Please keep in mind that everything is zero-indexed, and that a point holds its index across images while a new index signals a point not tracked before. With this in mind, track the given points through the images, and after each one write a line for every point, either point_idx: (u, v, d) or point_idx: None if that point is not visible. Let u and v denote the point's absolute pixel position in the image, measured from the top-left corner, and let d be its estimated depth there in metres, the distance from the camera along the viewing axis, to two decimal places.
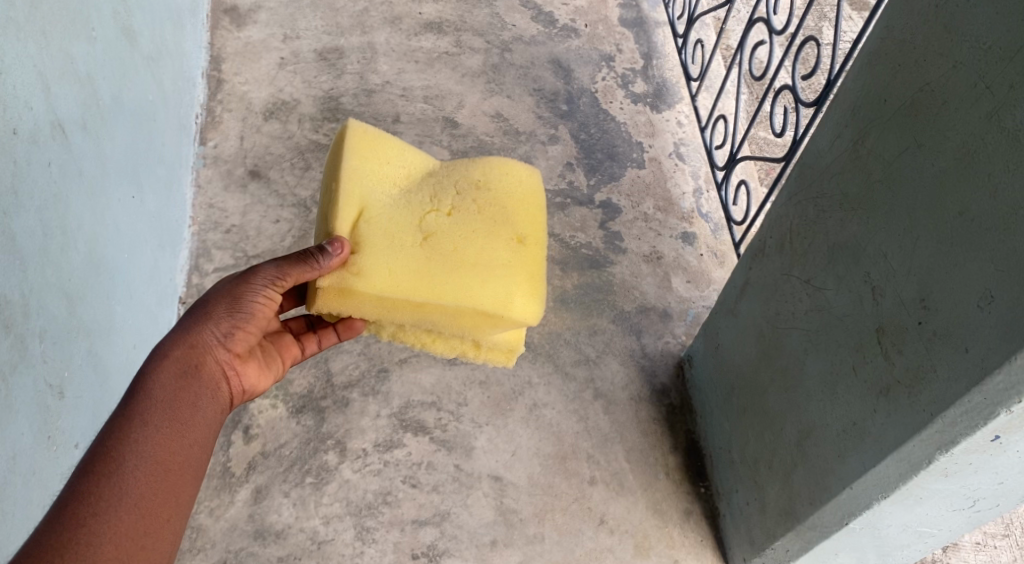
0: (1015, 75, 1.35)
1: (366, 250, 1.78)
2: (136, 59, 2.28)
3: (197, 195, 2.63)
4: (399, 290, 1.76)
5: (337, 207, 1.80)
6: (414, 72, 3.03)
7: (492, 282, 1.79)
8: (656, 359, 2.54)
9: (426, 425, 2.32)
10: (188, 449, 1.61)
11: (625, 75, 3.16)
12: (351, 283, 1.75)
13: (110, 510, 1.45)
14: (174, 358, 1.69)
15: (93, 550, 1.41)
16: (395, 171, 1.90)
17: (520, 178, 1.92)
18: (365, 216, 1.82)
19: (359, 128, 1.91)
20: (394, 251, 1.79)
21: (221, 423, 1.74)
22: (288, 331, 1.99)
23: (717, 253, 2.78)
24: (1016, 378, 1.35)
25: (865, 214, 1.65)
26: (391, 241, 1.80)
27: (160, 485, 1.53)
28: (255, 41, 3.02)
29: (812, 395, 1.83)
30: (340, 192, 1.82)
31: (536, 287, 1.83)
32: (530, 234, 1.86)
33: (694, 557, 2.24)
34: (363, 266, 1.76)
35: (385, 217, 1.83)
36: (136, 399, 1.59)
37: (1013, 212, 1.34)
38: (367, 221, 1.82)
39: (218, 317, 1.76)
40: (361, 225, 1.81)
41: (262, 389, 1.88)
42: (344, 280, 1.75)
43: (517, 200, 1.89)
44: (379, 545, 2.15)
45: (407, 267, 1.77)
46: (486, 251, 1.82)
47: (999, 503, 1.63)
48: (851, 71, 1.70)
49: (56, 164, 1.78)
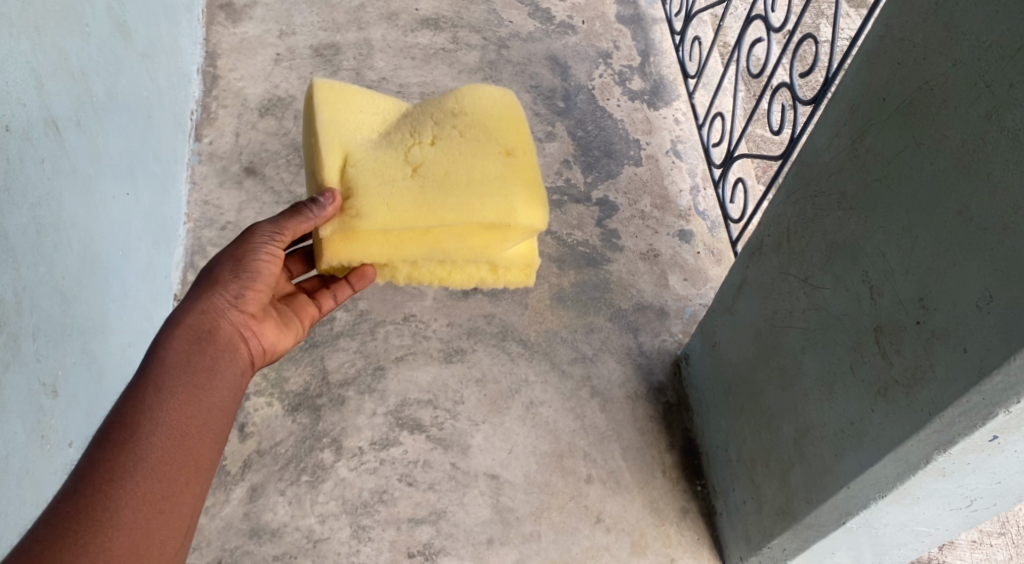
0: (1015, 74, 1.34)
1: (361, 188, 1.80)
2: (131, 55, 2.26)
3: (192, 191, 2.62)
4: (404, 218, 1.78)
5: (322, 157, 1.83)
6: (411, 69, 3.02)
7: (492, 195, 1.81)
8: (653, 357, 2.53)
9: (423, 423, 2.32)
10: (205, 414, 1.62)
11: (622, 72, 3.15)
12: (353, 223, 1.78)
13: (129, 475, 1.46)
14: (186, 326, 1.71)
15: (111, 514, 1.42)
16: (369, 117, 1.94)
17: (493, 99, 1.95)
18: (351, 161, 1.85)
19: (325, 85, 1.95)
20: (390, 185, 1.81)
21: (243, 385, 1.76)
22: (302, 292, 2.03)
23: (713, 251, 2.77)
24: (1015, 378, 1.34)
25: (862, 213, 1.65)
26: (382, 178, 1.82)
27: (181, 446, 1.55)
28: (251, 37, 3.00)
29: (809, 395, 1.82)
30: (321, 142, 1.85)
31: (540, 192, 1.85)
32: (517, 145, 1.89)
33: (690, 555, 2.24)
34: (361, 206, 1.78)
35: (370, 159, 1.85)
36: (150, 367, 1.61)
37: (1013, 212, 1.34)
38: (353, 163, 1.84)
39: (227, 281, 1.79)
40: (349, 170, 1.83)
41: (282, 348, 1.92)
42: (349, 222, 1.78)
43: (495, 119, 1.92)
44: (375, 543, 2.15)
45: (405, 209, 1.78)
46: (478, 168, 1.84)
47: (995, 502, 1.63)
48: (850, 69, 1.70)
49: (49, 161, 1.76)
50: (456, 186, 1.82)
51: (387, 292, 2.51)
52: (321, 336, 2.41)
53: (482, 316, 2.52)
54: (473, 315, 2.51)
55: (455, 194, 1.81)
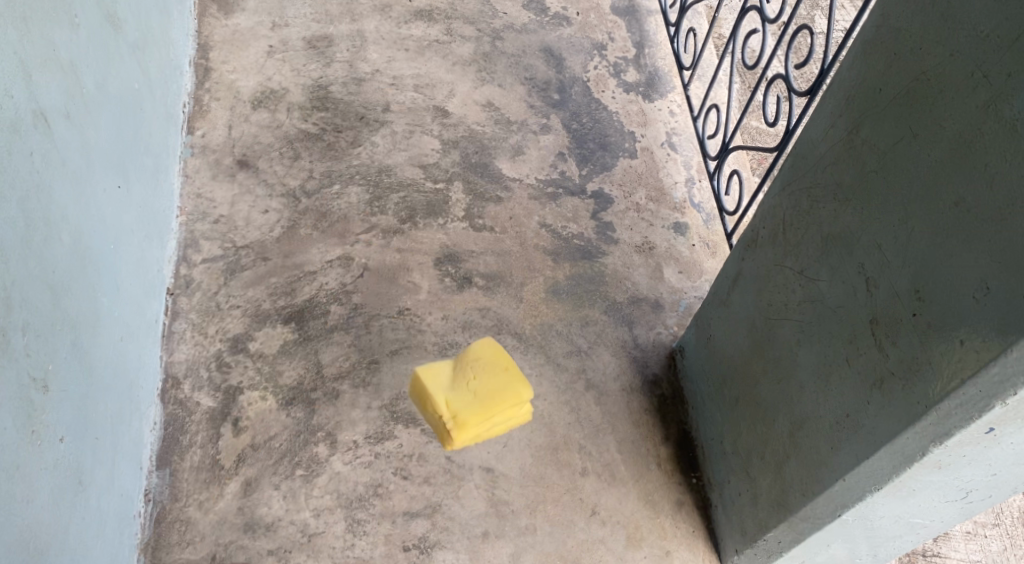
0: (1013, 64, 1.33)
1: (472, 416, 2.22)
2: (121, 46, 2.24)
3: (185, 184, 2.60)
4: (503, 388, 2.24)
5: (444, 411, 2.21)
6: (405, 61, 3.00)
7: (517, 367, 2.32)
8: (648, 349, 2.53)
9: (418, 416, 2.31)
10: None
11: (617, 64, 3.14)
12: (465, 423, 2.21)
13: None
14: None
15: None
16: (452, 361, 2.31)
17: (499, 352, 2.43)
18: (463, 392, 2.23)
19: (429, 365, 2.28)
20: (489, 386, 2.24)
21: None
22: None
23: (709, 243, 2.77)
24: (1011, 370, 1.34)
25: (858, 205, 1.64)
26: (485, 389, 2.24)
27: None
28: (243, 28, 2.98)
29: (805, 387, 1.82)
30: (439, 404, 2.21)
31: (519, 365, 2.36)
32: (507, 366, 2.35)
33: (685, 548, 2.24)
34: (467, 415, 2.22)
35: (471, 375, 2.25)
36: None
37: (1010, 203, 1.33)
38: (458, 398, 2.23)
39: None
40: (458, 403, 2.22)
41: None
42: (466, 420, 2.21)
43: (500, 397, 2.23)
44: (370, 537, 2.14)
45: (494, 408, 2.23)
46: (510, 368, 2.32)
47: (991, 494, 1.63)
48: (846, 60, 1.69)
49: (38, 154, 1.75)
50: (500, 362, 2.27)
51: (381, 286, 2.50)
52: (315, 330, 2.40)
53: (477, 310, 2.51)
54: (468, 309, 2.51)
55: (508, 370, 2.26)
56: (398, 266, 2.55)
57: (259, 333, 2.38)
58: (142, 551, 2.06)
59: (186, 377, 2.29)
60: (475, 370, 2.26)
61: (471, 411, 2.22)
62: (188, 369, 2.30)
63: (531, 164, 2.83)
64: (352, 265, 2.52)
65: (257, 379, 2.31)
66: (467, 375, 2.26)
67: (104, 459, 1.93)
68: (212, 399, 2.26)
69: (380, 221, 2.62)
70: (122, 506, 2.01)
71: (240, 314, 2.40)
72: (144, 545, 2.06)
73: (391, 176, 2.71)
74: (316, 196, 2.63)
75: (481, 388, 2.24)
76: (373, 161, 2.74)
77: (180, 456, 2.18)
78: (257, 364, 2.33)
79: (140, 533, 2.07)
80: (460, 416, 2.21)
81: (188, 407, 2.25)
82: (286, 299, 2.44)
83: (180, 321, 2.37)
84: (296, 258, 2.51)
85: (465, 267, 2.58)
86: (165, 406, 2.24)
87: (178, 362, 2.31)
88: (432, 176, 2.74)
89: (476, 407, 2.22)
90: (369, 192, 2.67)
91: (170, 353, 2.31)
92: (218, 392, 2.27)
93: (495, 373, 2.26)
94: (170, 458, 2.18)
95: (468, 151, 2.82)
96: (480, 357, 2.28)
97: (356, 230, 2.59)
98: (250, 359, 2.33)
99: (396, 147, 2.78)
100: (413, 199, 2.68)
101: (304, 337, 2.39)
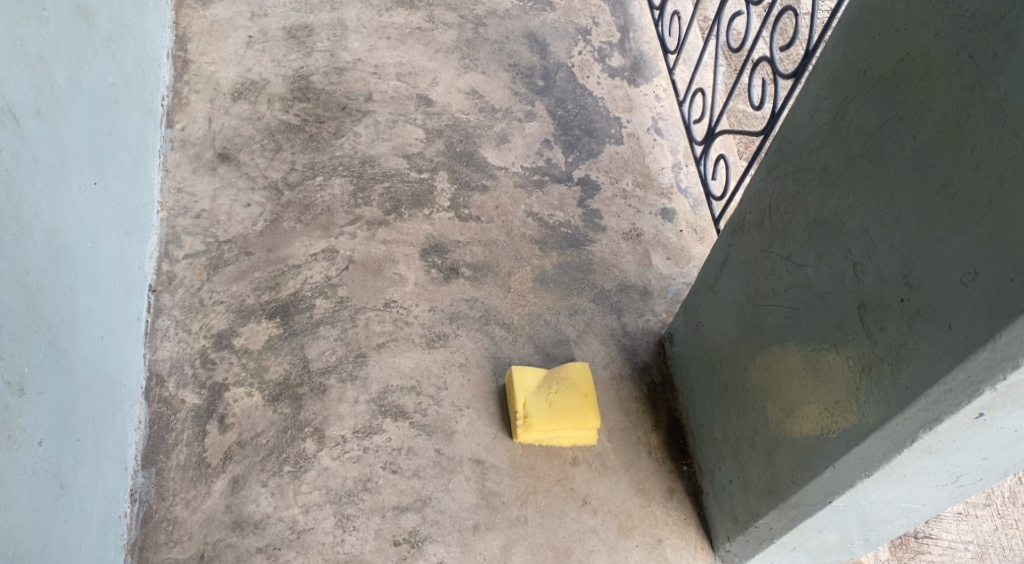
0: (999, 43, 1.31)
1: (549, 432, 2.24)
2: (94, 40, 2.20)
3: (165, 179, 2.56)
4: (583, 411, 2.25)
5: (533, 426, 2.23)
6: (386, 49, 2.96)
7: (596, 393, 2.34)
8: (637, 337, 2.51)
9: (406, 410, 2.29)
10: None
11: (602, 49, 3.11)
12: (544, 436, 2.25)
13: None
14: None
15: None
16: (544, 374, 2.32)
17: None
18: (542, 409, 2.25)
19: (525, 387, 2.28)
20: (571, 409, 2.25)
21: None
22: None
23: (696, 228, 2.75)
24: (1001, 355, 1.33)
25: (844, 188, 1.63)
26: (567, 410, 2.25)
27: None
28: (222, 19, 2.94)
29: (793, 371, 1.80)
30: (537, 414, 2.24)
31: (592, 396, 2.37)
32: None
33: (677, 536, 2.22)
34: (549, 434, 2.25)
35: (554, 395, 2.27)
36: None
37: (997, 185, 1.31)
38: (541, 412, 2.24)
39: None
40: (541, 418, 2.24)
41: None
42: (549, 435, 2.25)
43: (589, 410, 2.26)
44: (360, 532, 2.12)
45: (575, 426, 2.24)
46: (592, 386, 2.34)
47: (981, 478, 1.62)
48: (831, 41, 1.66)
49: (7, 152, 1.71)
50: (582, 388, 2.28)
51: (366, 278, 2.48)
52: (300, 324, 2.38)
53: (464, 300, 2.49)
54: (456, 300, 2.48)
55: (588, 398, 2.27)
56: (383, 257, 2.52)
57: (243, 328, 2.35)
58: (129, 551, 2.03)
59: (170, 375, 2.26)
60: (559, 386, 2.29)
61: (542, 417, 2.24)
62: (172, 366, 2.27)
63: (517, 152, 2.80)
64: (337, 258, 2.50)
65: (243, 375, 2.28)
66: (551, 389, 2.28)
67: (86, 460, 1.91)
68: (197, 397, 2.24)
69: (364, 212, 2.59)
70: (107, 507, 1.99)
71: (224, 310, 2.37)
72: (131, 545, 2.04)
73: (375, 166, 2.68)
74: (299, 188, 2.60)
75: (563, 414, 2.25)
76: (357, 152, 2.70)
77: (165, 454, 2.16)
78: (242, 360, 2.30)
79: (126, 533, 2.04)
80: (538, 429, 2.23)
81: (174, 405, 2.22)
82: (270, 293, 2.41)
83: (163, 318, 2.33)
84: (280, 252, 2.48)
85: (451, 258, 2.55)
86: (149, 404, 2.21)
87: (162, 359, 2.27)
88: (416, 166, 2.70)
89: (548, 417, 2.24)
90: (353, 184, 2.63)
91: (154, 351, 2.28)
92: (203, 389, 2.25)
93: (574, 397, 2.27)
94: (156, 457, 2.15)
95: (453, 140, 2.78)
96: (570, 378, 2.29)
97: (341, 222, 2.56)
98: (235, 355, 2.31)
99: (380, 137, 2.75)
100: (398, 190, 2.65)
101: (289, 331, 2.36)
